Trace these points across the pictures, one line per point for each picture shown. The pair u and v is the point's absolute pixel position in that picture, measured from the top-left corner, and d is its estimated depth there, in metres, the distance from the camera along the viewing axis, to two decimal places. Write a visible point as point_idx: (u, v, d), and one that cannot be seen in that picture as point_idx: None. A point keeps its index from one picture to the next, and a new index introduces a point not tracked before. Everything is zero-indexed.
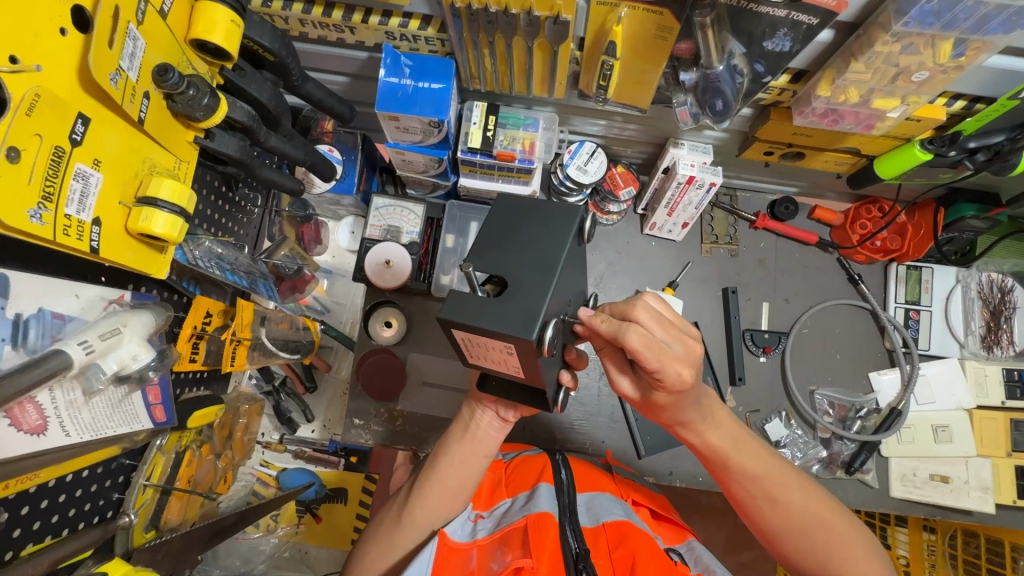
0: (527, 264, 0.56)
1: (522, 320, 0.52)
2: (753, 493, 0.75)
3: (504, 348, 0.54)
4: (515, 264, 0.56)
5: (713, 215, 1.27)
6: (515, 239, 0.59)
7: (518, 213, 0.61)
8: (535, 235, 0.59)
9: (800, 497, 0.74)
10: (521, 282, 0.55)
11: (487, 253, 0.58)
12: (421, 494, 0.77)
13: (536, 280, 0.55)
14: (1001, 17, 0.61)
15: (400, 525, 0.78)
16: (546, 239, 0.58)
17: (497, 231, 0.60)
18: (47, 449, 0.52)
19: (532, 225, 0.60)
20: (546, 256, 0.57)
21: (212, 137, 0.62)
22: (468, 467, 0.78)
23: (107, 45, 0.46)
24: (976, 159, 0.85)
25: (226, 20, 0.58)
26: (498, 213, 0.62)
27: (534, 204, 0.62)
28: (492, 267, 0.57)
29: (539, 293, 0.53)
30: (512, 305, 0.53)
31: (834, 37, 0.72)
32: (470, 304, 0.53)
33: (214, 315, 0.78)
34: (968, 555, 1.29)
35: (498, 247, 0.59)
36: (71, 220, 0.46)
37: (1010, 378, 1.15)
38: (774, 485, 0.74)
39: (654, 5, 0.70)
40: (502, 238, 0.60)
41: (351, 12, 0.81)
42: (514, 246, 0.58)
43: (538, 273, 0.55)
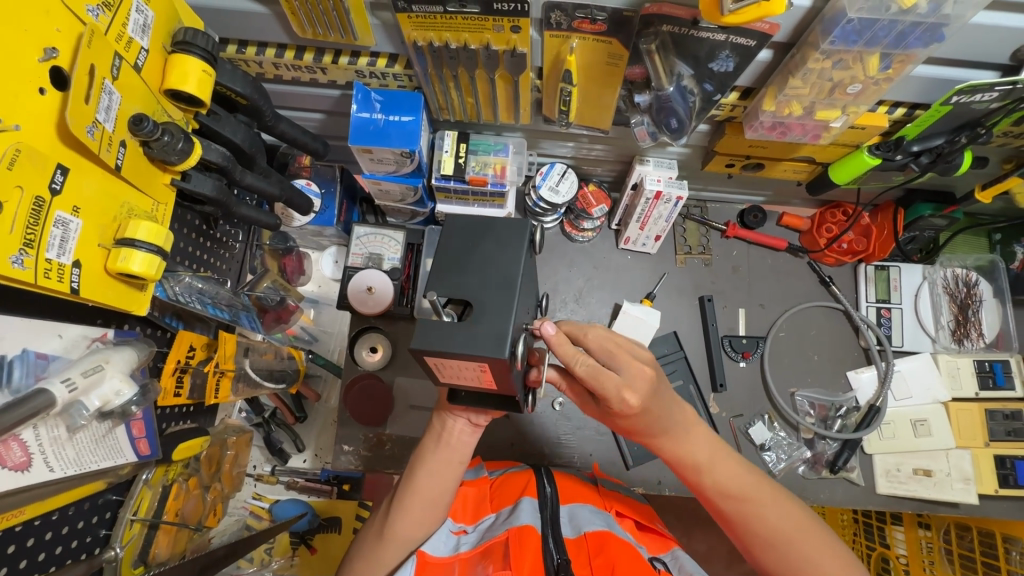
0: (489, 283, 0.59)
1: (491, 339, 0.55)
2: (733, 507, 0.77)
3: (477, 366, 0.57)
4: (477, 286, 0.59)
5: (685, 227, 1.31)
6: (471, 258, 0.61)
7: (469, 234, 0.63)
8: (490, 253, 0.61)
9: (773, 509, 0.75)
10: (485, 302, 0.57)
11: (447, 276, 0.60)
12: (400, 508, 0.78)
13: (498, 298, 0.57)
14: (917, 32, 0.66)
15: (382, 542, 0.79)
16: (502, 257, 0.61)
17: (454, 251, 0.62)
18: (31, 485, 0.54)
19: (487, 244, 0.62)
20: (506, 276, 0.59)
21: (188, 178, 0.65)
22: (444, 476, 0.80)
23: (84, 100, 0.50)
24: (921, 162, 0.89)
25: (198, 71, 0.62)
26: (451, 234, 0.63)
27: (488, 225, 0.63)
28: (455, 290, 0.59)
29: (504, 312, 0.56)
30: (479, 326, 0.56)
31: (773, 57, 0.77)
32: (440, 331, 0.56)
33: (197, 349, 0.80)
34: (962, 549, 1.28)
35: (457, 266, 0.61)
36: (52, 263, 0.49)
37: (981, 369, 1.19)
38: (749, 496, 0.76)
39: (602, 35, 0.75)
40: (460, 258, 0.61)
41: (321, 54, 0.86)
42: (472, 267, 0.60)
43: (500, 290, 0.58)
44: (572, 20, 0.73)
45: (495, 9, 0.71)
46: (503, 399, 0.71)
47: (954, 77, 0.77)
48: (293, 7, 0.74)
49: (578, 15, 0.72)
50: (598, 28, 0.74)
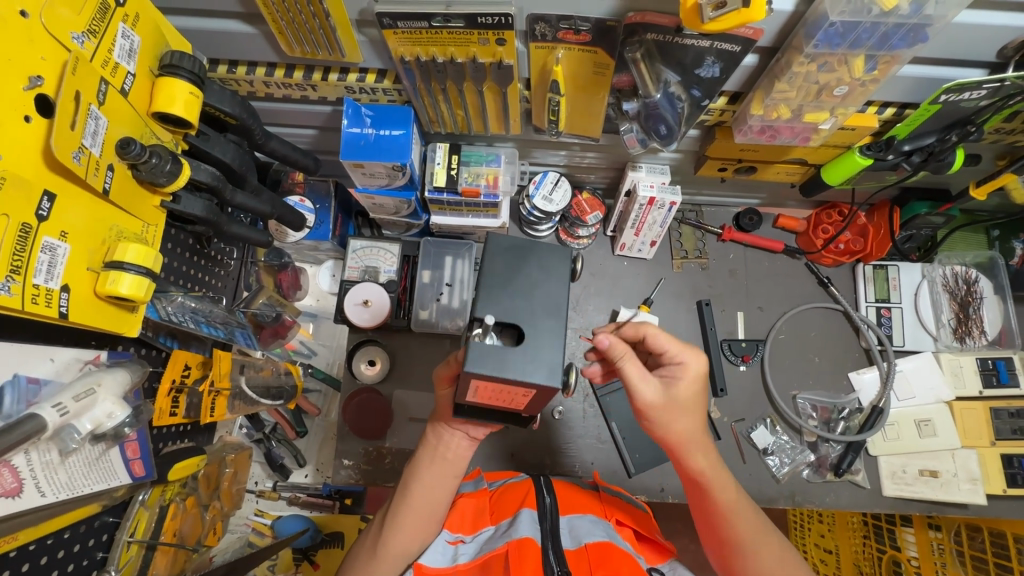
0: (539, 310, 0.59)
1: (547, 370, 0.56)
2: (739, 536, 0.79)
3: (523, 392, 0.58)
4: (526, 312, 0.59)
5: (681, 231, 1.31)
6: (519, 279, 0.61)
7: (514, 251, 0.62)
8: (537, 275, 0.61)
9: (775, 548, 0.79)
10: (537, 330, 0.58)
11: (493, 294, 0.60)
12: (396, 521, 0.79)
13: (548, 326, 0.59)
14: (901, 34, 0.66)
15: (377, 559, 0.78)
16: (547, 280, 0.61)
17: (501, 271, 0.61)
18: (23, 511, 0.54)
19: (532, 266, 0.62)
20: (553, 301, 0.60)
21: (178, 200, 0.66)
22: (439, 489, 0.81)
23: (69, 127, 0.50)
24: (913, 161, 0.90)
25: (186, 92, 0.62)
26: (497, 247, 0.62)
27: (530, 244, 0.63)
28: (505, 315, 0.59)
29: (555, 340, 0.58)
30: (534, 357, 0.57)
31: (758, 61, 0.78)
32: (497, 358, 0.56)
33: (192, 367, 0.80)
34: (974, 551, 1.25)
35: (506, 288, 0.60)
36: (40, 289, 0.49)
37: (984, 367, 1.17)
38: (757, 532, 0.79)
39: (587, 45, 0.75)
40: (508, 277, 0.61)
41: (310, 71, 0.87)
42: (519, 290, 0.60)
43: (550, 317, 0.59)
44: (557, 30, 0.74)
45: (479, 22, 0.72)
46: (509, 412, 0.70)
47: (940, 76, 0.77)
48: (280, 25, 0.74)
49: (562, 26, 0.73)
50: (583, 38, 0.74)
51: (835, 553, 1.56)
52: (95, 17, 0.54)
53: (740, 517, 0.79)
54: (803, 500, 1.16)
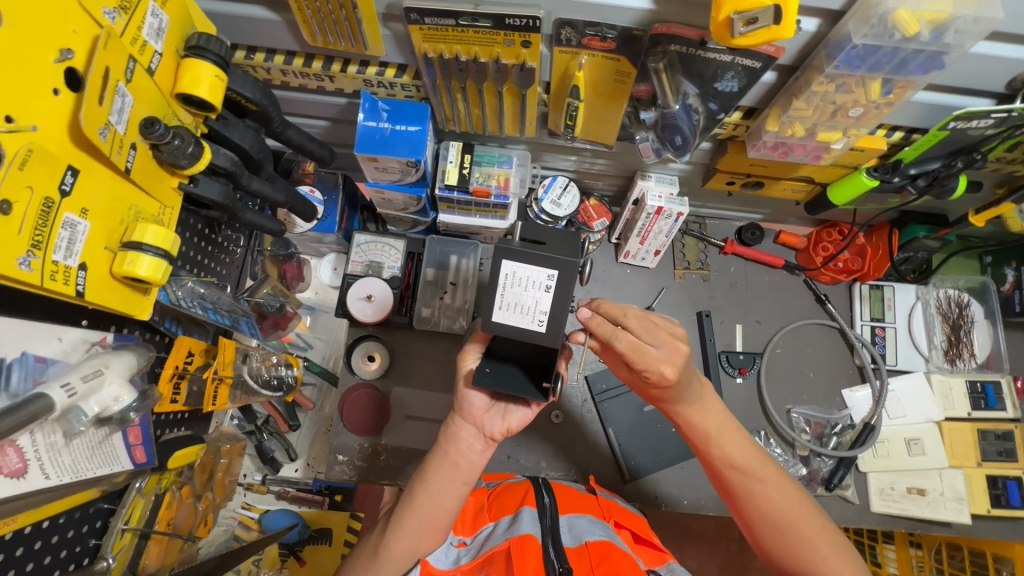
0: (560, 238, 0.68)
1: (566, 253, 0.63)
2: (732, 482, 0.82)
3: (546, 276, 0.62)
4: (549, 237, 0.68)
5: (684, 242, 1.32)
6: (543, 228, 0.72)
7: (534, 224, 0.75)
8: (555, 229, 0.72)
9: (777, 493, 0.79)
10: (556, 241, 0.67)
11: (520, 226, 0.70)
12: (399, 524, 0.77)
13: (568, 243, 0.67)
14: (919, 60, 0.68)
15: (376, 560, 0.77)
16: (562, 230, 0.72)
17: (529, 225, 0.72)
18: (27, 493, 0.52)
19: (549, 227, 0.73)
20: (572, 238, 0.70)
21: (196, 183, 0.65)
22: (447, 496, 0.78)
23: (97, 102, 0.49)
24: (918, 185, 0.92)
25: (211, 75, 0.62)
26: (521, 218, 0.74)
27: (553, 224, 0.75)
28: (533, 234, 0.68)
29: (572, 247, 0.65)
30: (554, 248, 0.64)
31: (777, 79, 0.79)
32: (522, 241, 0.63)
33: (196, 354, 0.79)
34: (954, 569, 1.26)
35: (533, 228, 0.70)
36: (59, 266, 0.48)
37: (973, 390, 1.20)
38: (754, 478, 0.80)
39: (611, 52, 0.76)
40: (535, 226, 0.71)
41: (330, 62, 0.87)
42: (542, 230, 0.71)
43: (568, 241, 0.68)
44: (582, 36, 0.74)
45: (507, 23, 0.72)
46: (522, 385, 0.74)
47: (951, 104, 0.79)
48: (305, 14, 0.74)
49: (588, 33, 0.74)
50: (608, 45, 0.75)
51: None
52: None
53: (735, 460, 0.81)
54: None
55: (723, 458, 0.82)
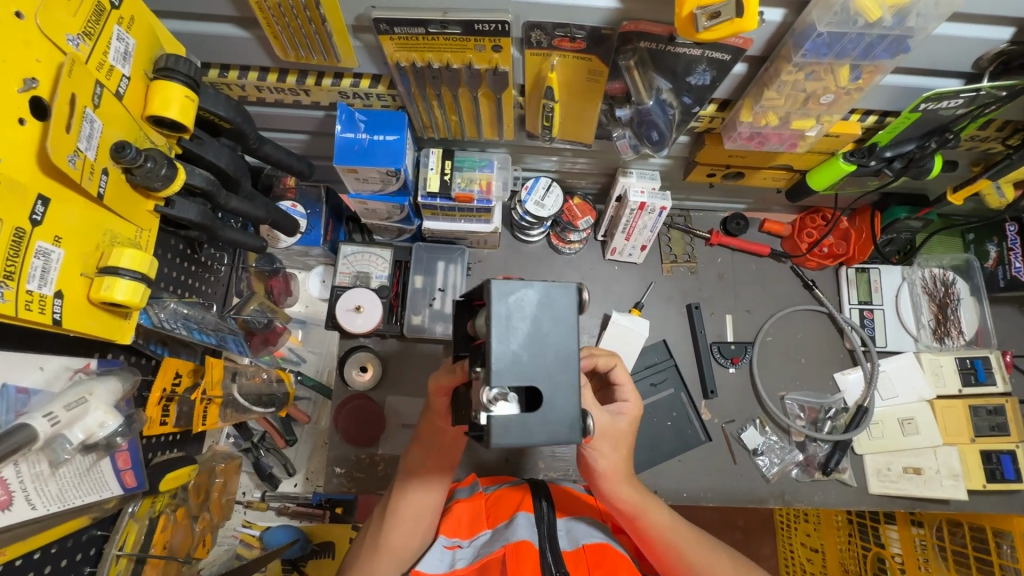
0: (553, 361, 0.50)
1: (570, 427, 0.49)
2: (689, 560, 0.79)
3: None
4: (541, 367, 0.49)
5: (670, 236, 1.33)
6: (528, 329, 0.49)
7: (522, 295, 0.49)
8: (551, 326, 0.50)
9: (732, 565, 0.80)
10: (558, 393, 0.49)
11: (505, 357, 0.48)
12: (395, 517, 0.79)
13: (566, 382, 0.49)
14: (884, 44, 0.68)
15: (378, 554, 0.79)
16: (559, 331, 0.50)
17: (509, 324, 0.49)
18: (12, 524, 0.54)
19: (539, 310, 0.50)
20: (565, 347, 0.50)
21: (173, 205, 0.65)
22: (438, 482, 0.82)
23: (65, 130, 0.50)
24: (894, 167, 0.93)
25: (181, 96, 0.62)
26: (501, 305, 0.49)
27: (538, 279, 0.50)
28: (522, 375, 0.48)
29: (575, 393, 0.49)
30: (554, 419, 0.49)
31: (747, 70, 0.80)
32: (522, 428, 0.48)
33: (184, 376, 0.79)
34: (955, 546, 1.25)
35: (514, 342, 0.49)
36: (33, 295, 0.49)
37: (963, 366, 1.21)
38: (708, 551, 0.80)
39: (581, 52, 0.76)
40: (515, 330, 0.49)
41: (304, 76, 0.87)
42: (530, 345, 0.49)
43: (565, 369, 0.50)
44: (552, 38, 0.75)
45: (476, 29, 0.72)
46: None
47: (920, 86, 0.80)
48: (275, 30, 0.74)
49: (558, 34, 0.74)
50: (578, 45, 0.75)
51: (822, 552, 1.54)
52: (91, 19, 0.54)
53: (678, 538, 0.80)
54: (794, 499, 1.18)
55: (670, 540, 0.79)
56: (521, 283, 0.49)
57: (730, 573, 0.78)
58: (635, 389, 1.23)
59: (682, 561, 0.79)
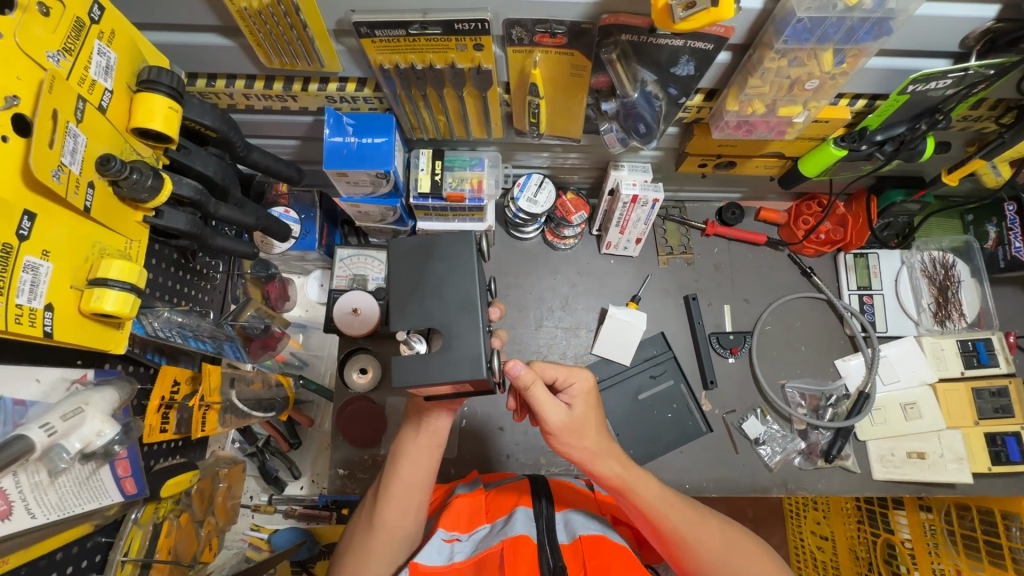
0: (450, 305, 0.62)
1: (466, 360, 0.59)
2: (679, 531, 0.74)
3: (458, 386, 0.62)
4: (439, 310, 0.62)
5: (665, 228, 1.32)
6: (426, 281, 0.63)
7: (418, 253, 0.64)
8: (446, 275, 0.63)
9: (719, 528, 0.76)
10: (452, 329, 0.61)
11: (408, 305, 0.63)
12: (387, 497, 0.79)
13: (463, 319, 0.61)
14: (866, 27, 0.68)
15: (372, 534, 0.79)
16: (455, 279, 0.63)
17: (411, 281, 0.64)
18: (12, 533, 0.56)
19: (436, 263, 0.63)
20: (463, 294, 0.62)
21: (161, 215, 0.66)
22: (427, 462, 0.81)
23: (48, 146, 0.51)
24: (884, 151, 0.92)
25: (164, 107, 0.64)
26: (404, 264, 0.64)
27: (433, 241, 0.64)
28: (422, 320, 0.62)
29: (470, 330, 0.60)
30: (451, 351, 0.60)
31: (731, 58, 0.80)
32: (420, 363, 0.60)
33: (182, 383, 0.80)
34: (964, 529, 1.24)
35: (416, 295, 0.63)
36: (23, 309, 0.51)
37: (965, 349, 1.20)
38: (695, 519, 0.76)
39: (564, 47, 0.76)
40: (417, 285, 0.63)
41: (290, 82, 0.88)
42: (429, 292, 0.63)
43: (462, 310, 0.61)
44: (533, 34, 0.75)
45: (456, 29, 0.72)
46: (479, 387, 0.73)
47: (907, 68, 0.79)
48: (257, 38, 0.75)
49: (538, 30, 0.74)
50: (559, 41, 0.75)
51: (832, 540, 1.55)
52: (71, 35, 0.55)
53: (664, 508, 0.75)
54: (796, 487, 1.17)
55: (656, 510, 0.75)
56: (417, 245, 0.64)
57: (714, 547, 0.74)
58: (634, 382, 1.22)
59: (672, 529, 0.74)
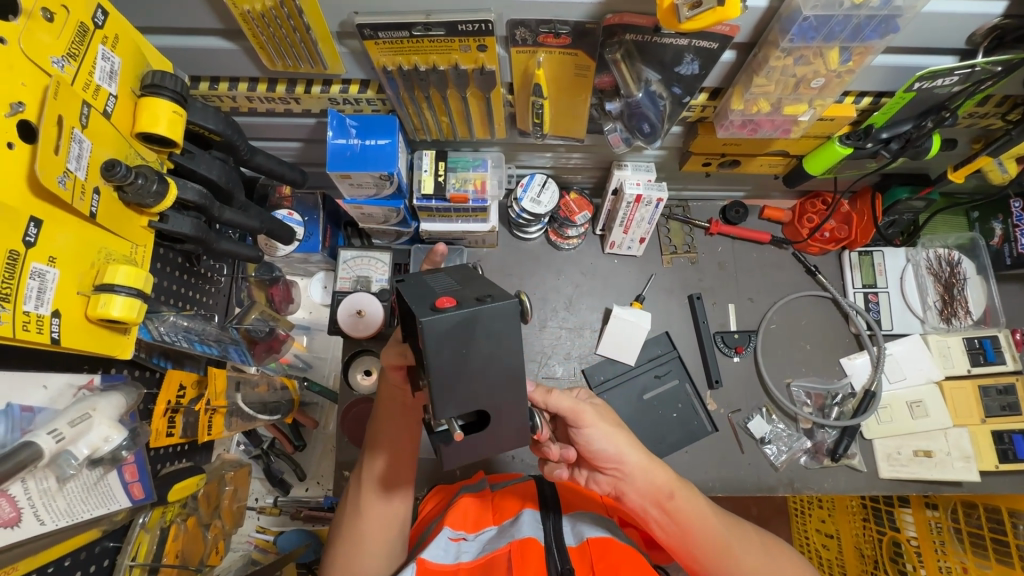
0: (498, 387, 0.54)
1: (517, 442, 0.57)
2: (721, 536, 0.77)
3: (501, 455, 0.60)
4: (487, 395, 0.54)
5: (668, 227, 1.32)
6: (470, 364, 0.53)
7: (456, 328, 0.52)
8: (489, 351, 0.54)
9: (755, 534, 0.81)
10: (502, 412, 0.55)
11: (449, 394, 0.53)
12: (371, 476, 0.83)
13: (513, 401, 0.56)
14: (873, 25, 0.67)
15: (362, 518, 0.82)
16: (502, 355, 0.54)
17: (449, 361, 0.52)
18: (22, 541, 0.56)
19: (480, 340, 0.53)
20: (512, 372, 0.55)
21: (166, 219, 0.66)
22: (405, 441, 0.84)
23: (53, 152, 0.51)
24: (891, 148, 0.91)
25: (168, 111, 0.63)
26: (436, 341, 0.51)
27: (473, 311, 0.52)
28: (467, 406, 0.53)
29: (522, 413, 0.56)
30: (501, 433, 0.56)
31: (736, 57, 0.79)
32: (472, 451, 0.56)
33: (188, 387, 0.81)
34: (971, 527, 1.23)
35: (460, 378, 0.53)
36: (30, 316, 0.51)
37: (972, 346, 1.20)
38: (735, 525, 0.80)
39: (567, 48, 0.76)
40: (457, 367, 0.52)
41: (293, 84, 0.87)
42: (473, 376, 0.53)
43: (513, 391, 0.55)
44: (537, 35, 0.74)
45: (460, 30, 0.72)
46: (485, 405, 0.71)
47: (914, 65, 0.79)
48: (261, 41, 0.75)
49: (542, 31, 0.74)
50: (563, 41, 0.75)
51: (837, 538, 1.55)
52: (75, 40, 0.55)
53: (710, 517, 0.78)
54: (803, 487, 1.17)
55: (704, 517, 0.78)
56: (450, 317, 0.51)
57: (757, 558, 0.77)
58: (639, 382, 1.22)
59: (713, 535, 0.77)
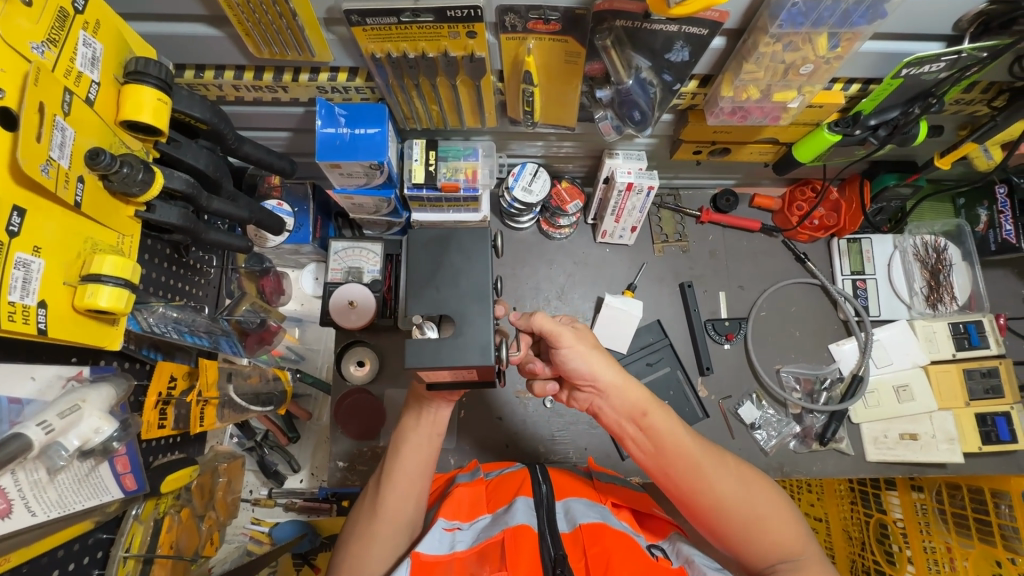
0: (463, 295, 0.62)
1: (476, 348, 0.59)
2: (730, 486, 0.75)
3: (465, 374, 0.61)
4: (454, 298, 0.62)
5: (660, 216, 1.32)
6: (439, 273, 0.63)
7: (434, 244, 0.64)
8: (459, 266, 0.63)
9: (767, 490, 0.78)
10: (466, 316, 0.61)
11: (420, 292, 0.62)
12: (390, 481, 0.82)
13: (476, 308, 0.61)
14: (861, 10, 0.68)
15: (375, 517, 0.81)
16: (471, 270, 0.63)
17: (424, 267, 0.63)
18: (13, 531, 0.56)
19: (453, 255, 0.64)
20: (478, 286, 0.62)
21: (153, 209, 0.66)
22: (429, 450, 0.84)
23: (35, 140, 0.50)
24: (879, 135, 0.92)
25: (153, 99, 0.63)
26: (417, 252, 0.64)
27: (450, 233, 0.65)
28: (433, 306, 0.61)
29: (484, 321, 0.60)
30: (464, 336, 0.60)
31: (726, 43, 0.79)
32: (429, 348, 0.59)
33: (179, 379, 0.81)
34: (955, 508, 1.26)
35: (430, 283, 0.62)
36: (16, 306, 0.50)
37: (956, 331, 1.22)
38: (750, 474, 0.78)
39: (557, 34, 0.76)
40: (429, 273, 0.63)
41: (281, 73, 0.86)
42: (445, 281, 0.63)
43: (476, 301, 0.61)
44: (526, 21, 0.74)
45: (449, 16, 0.71)
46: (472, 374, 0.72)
47: (901, 51, 0.79)
48: (246, 27, 0.74)
49: (532, 16, 0.73)
50: (553, 27, 0.74)
51: (826, 521, 1.57)
52: (54, 26, 0.54)
53: (685, 434, 0.78)
54: (792, 471, 1.19)
55: (710, 458, 0.77)
56: (431, 236, 0.64)
57: (734, 485, 0.75)
58: (631, 370, 1.23)
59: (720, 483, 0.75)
